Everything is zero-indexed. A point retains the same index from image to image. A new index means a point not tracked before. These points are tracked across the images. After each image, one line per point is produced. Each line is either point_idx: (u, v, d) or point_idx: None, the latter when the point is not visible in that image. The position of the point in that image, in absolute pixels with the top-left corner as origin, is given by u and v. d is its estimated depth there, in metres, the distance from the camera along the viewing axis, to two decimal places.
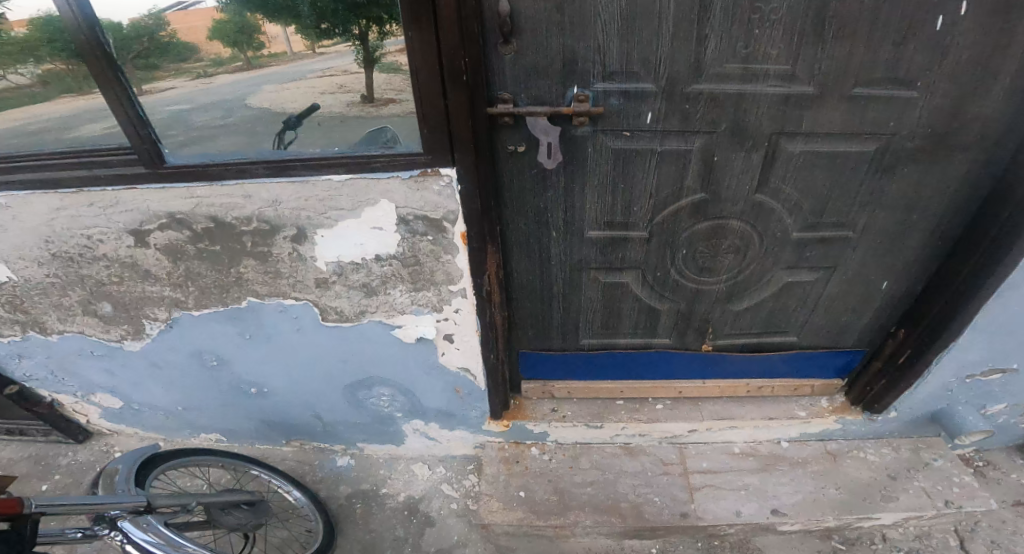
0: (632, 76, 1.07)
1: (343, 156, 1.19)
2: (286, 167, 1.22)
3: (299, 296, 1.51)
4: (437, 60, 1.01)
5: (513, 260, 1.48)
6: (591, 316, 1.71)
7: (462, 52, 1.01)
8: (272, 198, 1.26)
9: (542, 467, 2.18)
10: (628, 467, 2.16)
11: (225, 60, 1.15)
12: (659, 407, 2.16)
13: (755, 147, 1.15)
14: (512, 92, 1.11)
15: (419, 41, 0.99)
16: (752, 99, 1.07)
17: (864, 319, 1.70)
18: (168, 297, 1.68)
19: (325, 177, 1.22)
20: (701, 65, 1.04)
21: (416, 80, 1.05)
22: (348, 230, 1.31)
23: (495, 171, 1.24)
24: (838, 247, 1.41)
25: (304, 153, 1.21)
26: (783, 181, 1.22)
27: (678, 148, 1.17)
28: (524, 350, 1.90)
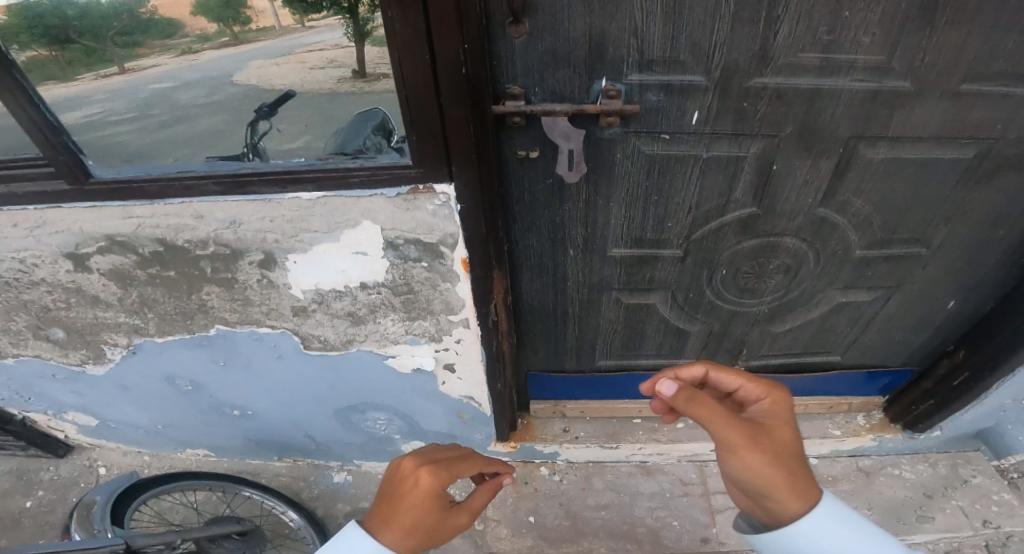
0: (677, 66, 0.83)
1: (311, 169, 0.97)
2: (242, 184, 1.00)
3: (274, 324, 1.34)
4: (427, 48, 0.76)
5: (523, 280, 1.27)
6: (609, 337, 1.50)
7: (461, 36, 0.75)
8: (231, 218, 1.06)
9: (552, 488, 1.99)
10: (644, 488, 1.98)
11: (212, 35, 0.90)
12: (680, 426, 1.98)
13: (826, 154, 0.92)
14: (524, 85, 0.87)
15: (403, 22, 0.73)
16: (831, 97, 0.84)
17: (919, 338, 1.49)
18: (125, 322, 1.47)
19: (293, 196, 1.00)
20: (768, 54, 0.79)
21: (400, 75, 0.79)
22: (326, 255, 1.09)
23: (501, 182, 1.02)
24: (905, 265, 1.20)
25: (265, 167, 0.99)
26: (855, 192, 1.00)
27: (729, 154, 0.94)
28: (535, 372, 1.71)
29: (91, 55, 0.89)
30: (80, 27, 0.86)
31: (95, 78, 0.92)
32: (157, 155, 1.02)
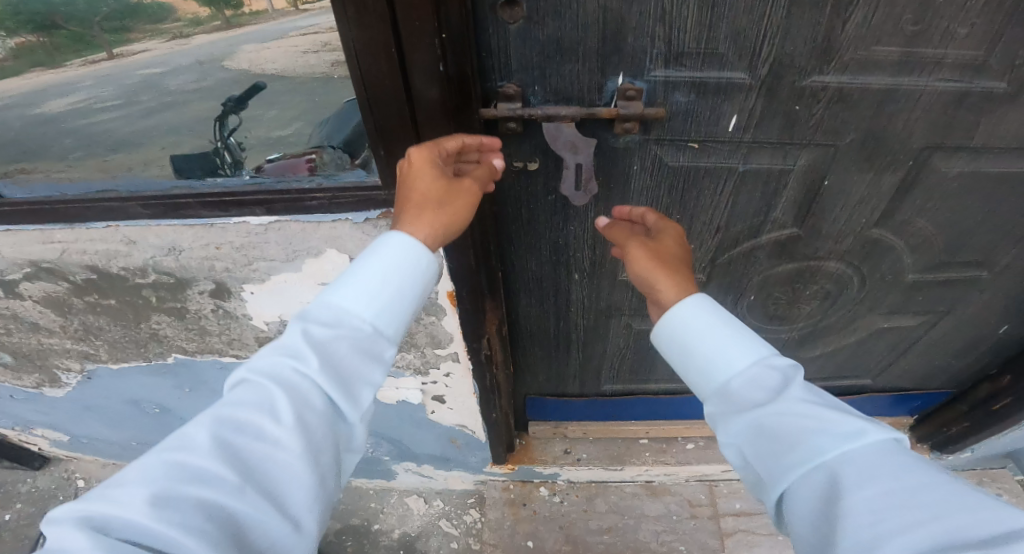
0: (712, 60, 0.64)
1: (257, 190, 0.80)
2: (174, 207, 0.83)
3: (239, 355, 1.17)
4: (392, 40, 0.57)
5: (521, 305, 1.10)
6: (616, 362, 1.35)
7: (437, 24, 0.57)
8: (169, 243, 0.89)
9: (550, 510, 1.82)
10: (650, 511, 1.81)
11: (205, 19, 0.75)
12: (690, 446, 1.79)
13: (891, 167, 0.75)
14: (520, 82, 0.69)
15: (358, 6, 0.54)
16: (905, 99, 0.66)
17: (961, 362, 1.34)
18: (75, 348, 1.29)
19: (240, 221, 0.83)
20: (832, 46, 0.61)
21: (359, 75, 0.60)
22: (289, 285, 0.93)
23: (494, 201, 0.84)
24: (961, 289, 1.04)
25: (202, 187, 0.83)
26: (919, 210, 0.84)
27: (771, 167, 0.77)
28: (533, 395, 1.55)
29: (77, 40, 0.75)
30: (66, 13, 0.71)
31: (82, 63, 0.77)
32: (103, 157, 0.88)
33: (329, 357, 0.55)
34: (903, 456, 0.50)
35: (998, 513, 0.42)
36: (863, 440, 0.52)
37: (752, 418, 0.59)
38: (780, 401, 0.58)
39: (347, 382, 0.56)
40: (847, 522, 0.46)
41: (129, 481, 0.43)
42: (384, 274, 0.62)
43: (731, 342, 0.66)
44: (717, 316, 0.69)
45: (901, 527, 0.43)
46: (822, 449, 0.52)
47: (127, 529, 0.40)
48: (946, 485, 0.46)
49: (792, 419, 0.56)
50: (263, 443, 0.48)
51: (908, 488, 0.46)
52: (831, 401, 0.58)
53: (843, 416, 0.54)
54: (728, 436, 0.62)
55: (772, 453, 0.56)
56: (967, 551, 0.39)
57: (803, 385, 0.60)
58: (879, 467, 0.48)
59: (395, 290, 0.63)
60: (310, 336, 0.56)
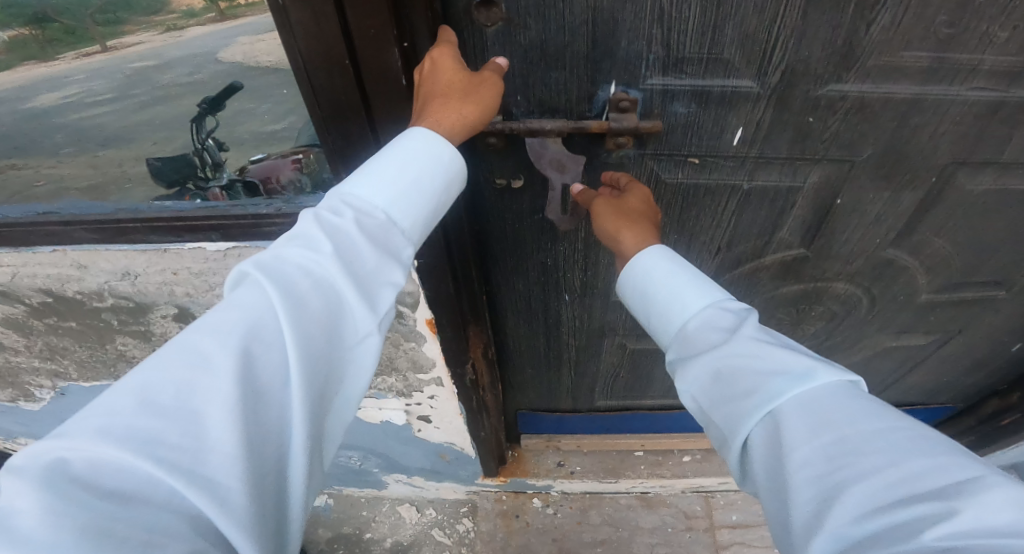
0: (716, 66, 0.56)
1: (208, 215, 0.73)
2: (122, 231, 0.76)
3: None
4: (345, 51, 0.48)
5: (508, 325, 1.04)
6: (610, 380, 1.28)
7: (397, 32, 0.48)
8: (122, 268, 0.81)
9: (544, 523, 1.61)
10: (645, 522, 1.60)
11: (200, 10, 0.72)
12: (686, 460, 1.62)
13: (911, 184, 0.68)
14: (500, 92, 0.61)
15: (303, 13, 0.45)
16: (930, 110, 0.59)
17: (972, 377, 1.27)
18: (45, 366, 1.20)
19: (195, 247, 0.75)
20: (852, 52, 0.53)
21: (310, 92, 0.51)
22: None
23: (475, 220, 0.77)
24: (977, 308, 0.97)
25: (149, 210, 0.76)
26: (939, 229, 0.76)
27: (779, 184, 0.69)
28: (524, 410, 1.48)
29: (71, 31, 0.73)
30: (58, 5, 0.70)
31: (84, 54, 0.76)
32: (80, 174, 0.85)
33: (344, 252, 0.43)
34: (859, 398, 0.44)
35: (952, 458, 0.37)
36: (815, 383, 0.46)
37: (712, 362, 0.51)
38: (733, 345, 0.51)
39: (369, 285, 0.44)
40: (801, 477, 0.40)
41: (107, 409, 0.31)
42: (403, 164, 0.49)
43: (685, 285, 0.59)
44: (671, 261, 0.61)
45: (859, 479, 0.37)
46: (778, 392, 0.45)
47: (114, 480, 0.29)
48: (902, 427, 0.40)
49: (747, 366, 0.49)
50: (276, 364, 0.37)
51: (866, 434, 0.40)
52: (785, 342, 0.52)
53: (794, 357, 0.48)
54: (681, 383, 0.54)
55: (728, 403, 0.49)
56: (917, 503, 0.34)
57: (759, 327, 0.53)
58: (834, 411, 0.42)
59: (418, 182, 0.50)
60: (321, 228, 0.43)
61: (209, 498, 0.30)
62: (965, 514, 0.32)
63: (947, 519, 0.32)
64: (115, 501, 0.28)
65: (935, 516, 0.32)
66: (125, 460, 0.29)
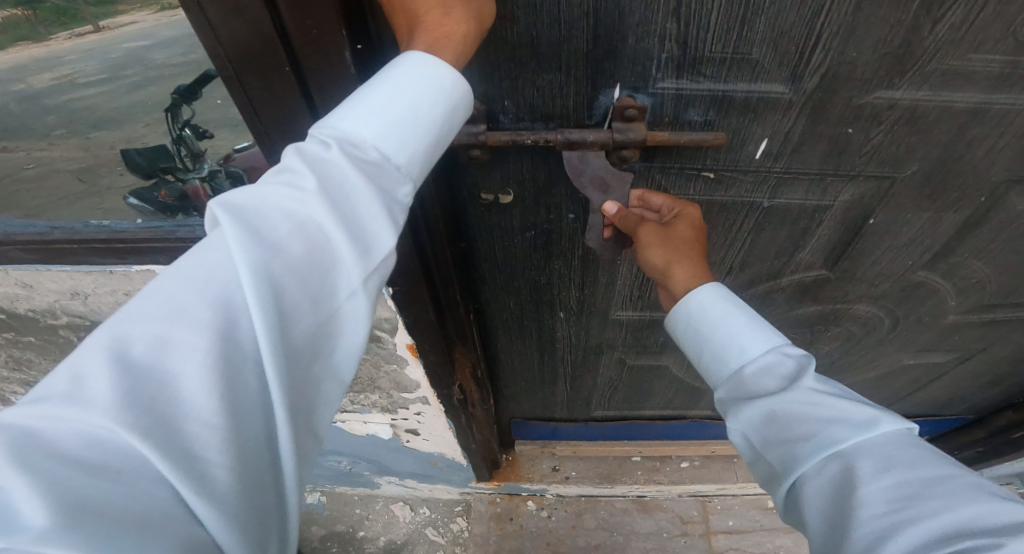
0: (742, 69, 0.47)
1: (158, 235, 0.65)
2: (64, 250, 0.68)
3: None
4: (283, 58, 0.39)
5: (499, 341, 0.96)
6: (610, 392, 1.21)
7: (349, 32, 0.39)
8: (70, 288, 0.72)
9: (537, 526, 1.44)
10: (641, 528, 1.43)
11: None
12: (685, 466, 1.46)
13: (957, 203, 0.59)
14: (484, 98, 0.51)
15: (226, 12, 0.36)
16: (989, 122, 0.50)
17: (988, 396, 1.18)
18: (13, 376, 1.10)
19: (143, 268, 0.67)
20: (908, 54, 0.44)
21: (247, 107, 0.43)
22: None
23: (458, 237, 0.69)
24: (1005, 328, 0.88)
25: (84, 229, 0.69)
26: (980, 251, 0.67)
27: (806, 202, 0.60)
28: (519, 419, 1.38)
29: (62, 12, 0.60)
30: None
31: (69, 39, 0.63)
32: (36, 176, 0.75)
33: (337, 192, 0.31)
34: (918, 447, 0.39)
35: (1007, 503, 0.33)
36: (873, 431, 0.41)
37: (769, 406, 0.45)
38: (793, 391, 0.45)
39: (368, 227, 0.33)
40: (860, 516, 0.36)
41: (74, 368, 0.23)
42: (397, 89, 0.36)
43: (739, 323, 0.51)
44: (727, 302, 0.52)
45: (919, 520, 0.33)
46: (836, 440, 0.41)
47: (91, 455, 0.22)
48: (960, 475, 0.36)
49: (804, 411, 0.43)
50: (261, 323, 0.27)
51: (928, 479, 0.36)
52: (848, 390, 0.46)
53: (853, 404, 0.43)
54: (733, 423, 0.48)
55: (785, 446, 0.44)
56: (973, 538, 0.31)
57: (818, 374, 0.47)
58: (892, 455, 0.38)
59: (416, 110, 0.36)
60: (307, 158, 0.32)
61: (190, 485, 0.24)
62: (1010, 546, 0.29)
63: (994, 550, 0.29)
64: (95, 477, 0.21)
65: (984, 547, 0.30)
66: (100, 430, 0.22)
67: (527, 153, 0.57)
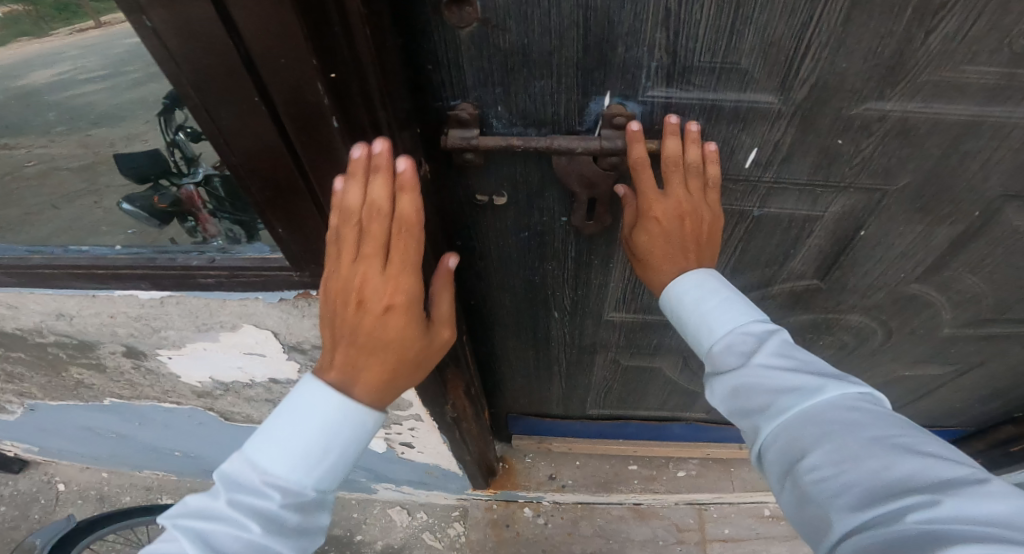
0: (732, 79, 0.46)
1: (129, 261, 0.70)
2: (43, 276, 0.74)
3: (181, 401, 1.03)
4: (251, 88, 0.39)
5: (495, 338, 0.95)
6: (603, 392, 1.19)
7: (320, 63, 0.38)
8: (54, 310, 0.79)
9: (534, 533, 1.42)
10: (637, 536, 1.42)
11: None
12: (681, 474, 1.45)
13: (953, 217, 0.58)
14: (478, 101, 0.51)
15: (186, 39, 0.36)
16: (984, 136, 0.49)
17: (988, 411, 1.16)
18: (6, 385, 1.11)
19: (125, 294, 0.74)
20: (900, 65, 0.44)
21: (219, 132, 0.43)
22: (210, 352, 0.84)
23: (453, 237, 0.68)
24: (1005, 342, 0.87)
25: (64, 254, 0.73)
26: (975, 266, 0.66)
27: (795, 213, 0.60)
28: (515, 414, 1.36)
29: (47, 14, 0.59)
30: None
31: (69, 34, 0.59)
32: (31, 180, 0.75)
33: (272, 522, 0.42)
34: (867, 408, 0.40)
35: (942, 459, 0.35)
36: (820, 400, 0.41)
37: (728, 381, 0.46)
38: (744, 366, 0.46)
39: (299, 527, 0.44)
40: (813, 484, 0.38)
41: None
42: (321, 430, 0.45)
43: (711, 304, 0.51)
44: (706, 285, 0.52)
45: (858, 481, 0.35)
46: (784, 411, 0.42)
47: None
48: (901, 434, 0.37)
49: (755, 383, 0.44)
50: None
51: (868, 440, 0.37)
52: (806, 355, 0.46)
53: (800, 374, 0.43)
54: (709, 395, 0.50)
55: (748, 417, 0.45)
56: (909, 497, 0.33)
57: (783, 345, 0.46)
58: (836, 420, 0.39)
59: (339, 445, 0.46)
60: (244, 506, 0.42)
61: None
62: (944, 504, 0.31)
63: (927, 508, 0.32)
64: None
65: (918, 504, 0.32)
66: None
67: (519, 158, 0.57)
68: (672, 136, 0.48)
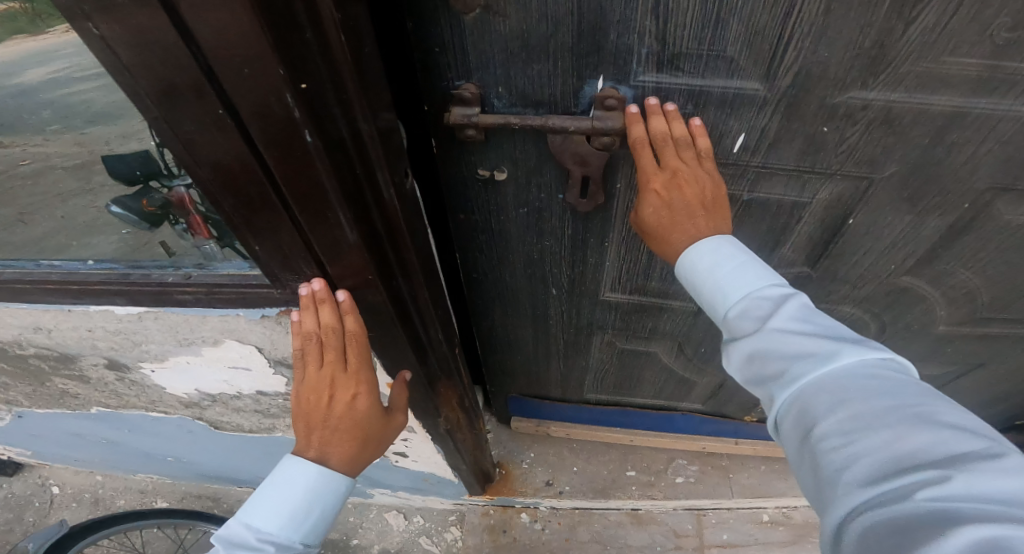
0: (719, 66, 0.48)
1: (101, 276, 0.70)
2: (15, 290, 0.74)
3: (169, 410, 1.04)
4: (214, 101, 0.38)
5: (494, 315, 0.96)
6: (599, 375, 1.20)
7: (287, 72, 0.36)
8: (32, 324, 0.79)
9: (531, 538, 1.42)
10: (635, 542, 1.41)
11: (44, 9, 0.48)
12: (680, 480, 1.44)
13: (941, 210, 0.59)
14: (480, 82, 0.52)
15: (138, 47, 0.35)
16: (969, 128, 0.49)
17: (990, 415, 1.15)
18: None
19: (101, 309, 0.74)
20: (883, 55, 0.44)
21: (185, 144, 0.42)
22: (193, 366, 0.85)
23: (457, 209, 0.70)
24: (1003, 342, 0.87)
25: (36, 269, 0.73)
26: (968, 261, 0.67)
27: (784, 198, 0.61)
28: (514, 395, 1.36)
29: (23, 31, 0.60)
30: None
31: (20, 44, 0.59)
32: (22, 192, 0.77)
33: None
34: (886, 376, 0.40)
35: (956, 430, 0.35)
36: (834, 365, 0.42)
37: (746, 347, 0.48)
38: (760, 332, 0.47)
39: None
40: (821, 452, 0.39)
41: None
42: (300, 499, 0.62)
43: (727, 270, 0.52)
44: (718, 253, 0.53)
45: (870, 452, 0.36)
46: (798, 376, 0.43)
47: None
48: (918, 405, 0.37)
49: (772, 349, 0.46)
50: None
51: (880, 410, 0.38)
52: (829, 322, 0.46)
53: (816, 340, 0.44)
54: (728, 361, 0.52)
55: (763, 382, 0.47)
56: (919, 471, 0.33)
57: (800, 308, 0.47)
58: (852, 389, 0.40)
59: (314, 511, 0.62)
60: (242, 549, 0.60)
61: None
62: (955, 480, 0.32)
63: (938, 484, 0.32)
64: None
65: (930, 481, 0.32)
66: None
67: (518, 136, 0.58)
68: (655, 116, 0.51)
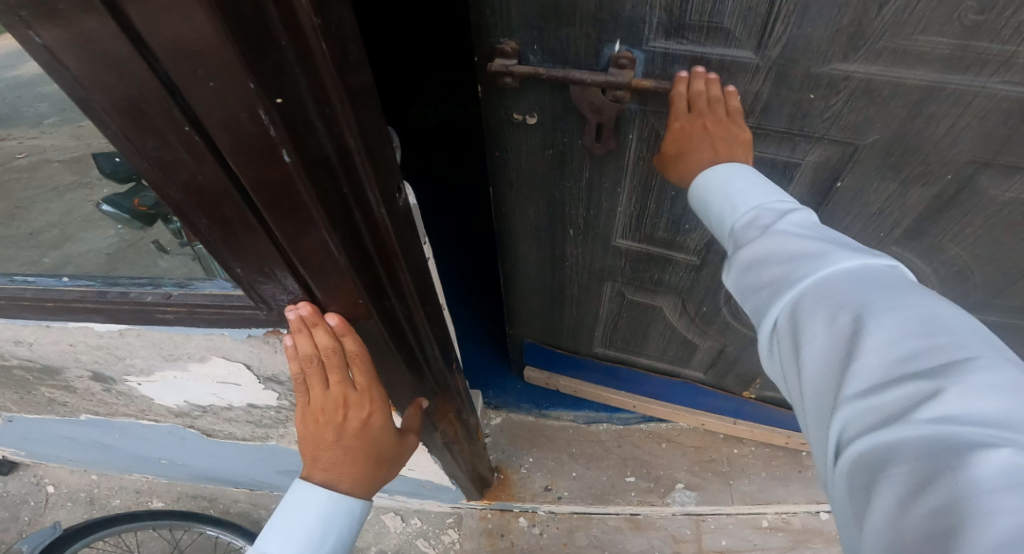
0: (716, 36, 0.53)
1: (76, 295, 0.71)
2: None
3: (158, 418, 1.08)
4: (177, 116, 0.34)
5: (516, 254, 1.02)
6: (609, 326, 1.22)
7: (258, 86, 0.33)
8: (12, 337, 0.82)
9: (529, 543, 1.40)
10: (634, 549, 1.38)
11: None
12: (680, 486, 1.45)
13: (926, 178, 0.63)
14: (520, 40, 0.59)
15: (88, 59, 0.31)
16: (948, 100, 0.54)
17: None
18: None
19: (80, 326, 0.76)
20: (861, 30, 0.50)
21: (154, 163, 0.39)
22: (182, 380, 0.88)
23: (491, 145, 0.76)
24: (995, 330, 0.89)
25: (10, 284, 0.74)
26: (955, 235, 0.71)
27: (777, 157, 0.66)
28: (529, 341, 1.38)
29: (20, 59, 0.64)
30: None
31: None
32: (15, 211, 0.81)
33: None
34: (887, 278, 0.39)
35: (957, 338, 0.32)
36: (833, 265, 0.41)
37: (748, 256, 0.48)
38: (764, 239, 0.48)
39: None
40: (813, 358, 0.37)
41: None
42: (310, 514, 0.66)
43: (740, 186, 0.55)
44: (733, 173, 0.57)
45: (862, 359, 0.34)
46: (794, 278, 0.43)
47: None
48: (919, 310, 0.35)
49: (773, 255, 0.46)
50: None
51: (879, 310, 0.36)
52: (833, 234, 0.46)
53: (820, 244, 0.44)
54: (728, 277, 0.52)
55: (756, 293, 0.46)
56: (913, 383, 0.30)
57: (806, 219, 0.48)
58: (851, 286, 0.39)
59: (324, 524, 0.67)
60: None
61: None
62: (948, 392, 0.29)
63: (934, 401, 0.29)
64: None
65: (922, 395, 0.30)
66: None
67: (548, 89, 0.64)
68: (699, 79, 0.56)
